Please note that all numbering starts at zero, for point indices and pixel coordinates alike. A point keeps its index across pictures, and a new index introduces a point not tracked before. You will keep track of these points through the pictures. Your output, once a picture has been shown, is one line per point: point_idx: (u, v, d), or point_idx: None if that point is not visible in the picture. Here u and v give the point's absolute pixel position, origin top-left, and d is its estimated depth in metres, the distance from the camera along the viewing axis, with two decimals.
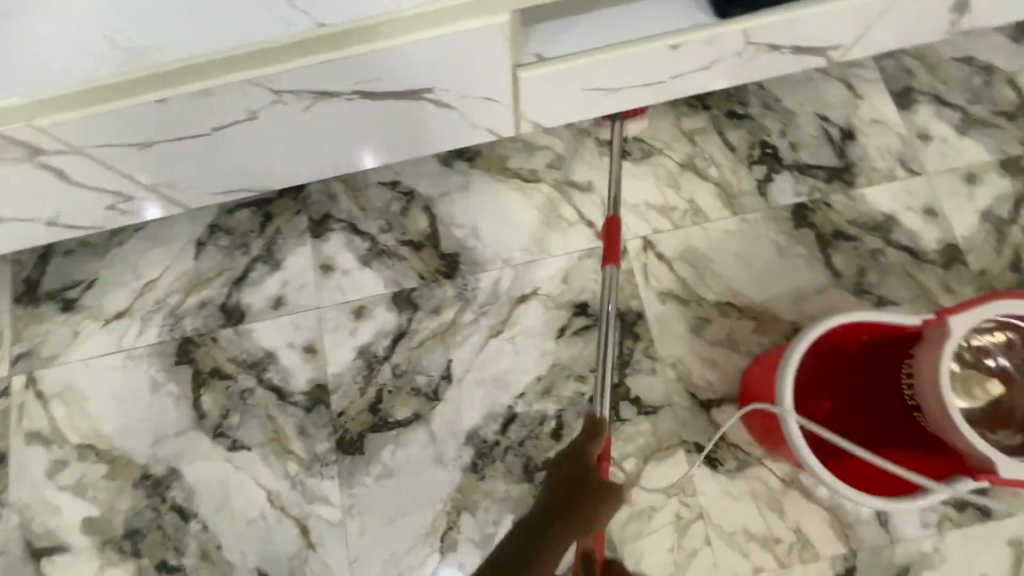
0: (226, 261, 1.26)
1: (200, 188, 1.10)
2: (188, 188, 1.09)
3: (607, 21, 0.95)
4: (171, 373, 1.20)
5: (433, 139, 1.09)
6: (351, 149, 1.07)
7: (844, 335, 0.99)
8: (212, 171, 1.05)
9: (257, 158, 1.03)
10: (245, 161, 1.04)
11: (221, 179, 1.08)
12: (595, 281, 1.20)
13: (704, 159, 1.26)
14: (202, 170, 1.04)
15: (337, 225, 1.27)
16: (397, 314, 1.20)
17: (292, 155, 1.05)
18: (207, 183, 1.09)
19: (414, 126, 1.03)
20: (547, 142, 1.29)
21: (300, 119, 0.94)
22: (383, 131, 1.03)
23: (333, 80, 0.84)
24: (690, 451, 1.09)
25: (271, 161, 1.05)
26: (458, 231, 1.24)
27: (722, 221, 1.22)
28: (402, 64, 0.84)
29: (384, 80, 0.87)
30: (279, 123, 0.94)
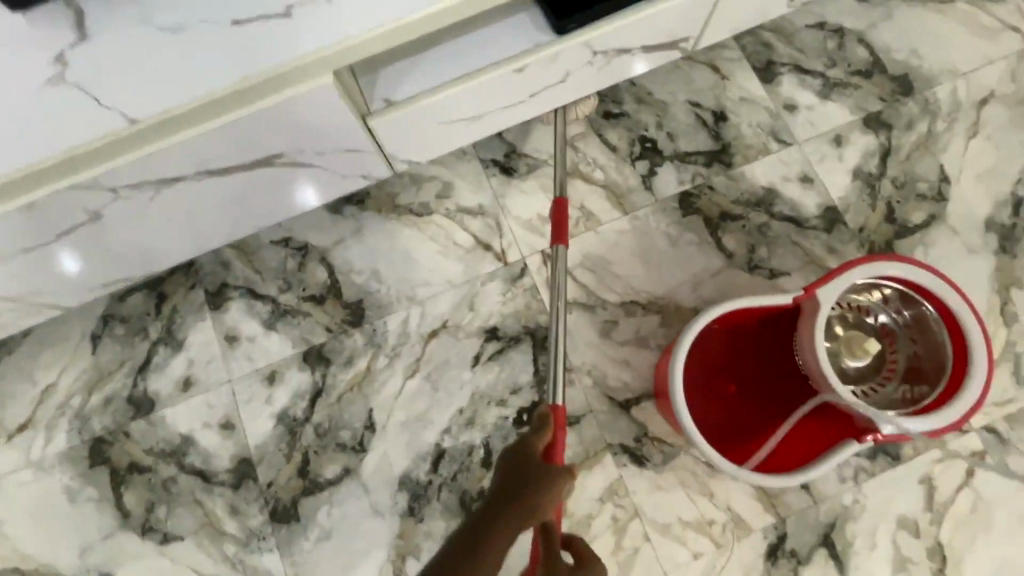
0: (125, 350, 1.21)
1: (78, 290, 1.08)
2: (65, 292, 1.07)
3: (451, 55, 0.96)
4: (87, 477, 1.16)
5: (308, 195, 1.08)
6: (224, 221, 1.06)
7: (735, 321, 1.03)
8: (84, 273, 1.03)
9: (125, 250, 1.01)
10: (115, 255, 1.02)
11: (98, 277, 1.06)
12: (502, 304, 1.20)
13: (588, 163, 1.27)
14: (72, 273, 1.01)
15: (235, 292, 1.24)
16: (310, 373, 1.19)
17: (164, 240, 1.03)
18: (84, 283, 1.06)
19: (280, 188, 1.02)
20: (433, 171, 1.28)
21: (154, 208, 0.92)
22: (250, 199, 1.02)
23: (170, 168, 0.83)
24: (617, 453, 1.12)
25: (145, 249, 1.03)
26: (359, 278, 1.23)
27: (614, 222, 1.24)
28: (237, 140, 0.83)
29: (225, 158, 0.86)
30: (132, 216, 0.92)
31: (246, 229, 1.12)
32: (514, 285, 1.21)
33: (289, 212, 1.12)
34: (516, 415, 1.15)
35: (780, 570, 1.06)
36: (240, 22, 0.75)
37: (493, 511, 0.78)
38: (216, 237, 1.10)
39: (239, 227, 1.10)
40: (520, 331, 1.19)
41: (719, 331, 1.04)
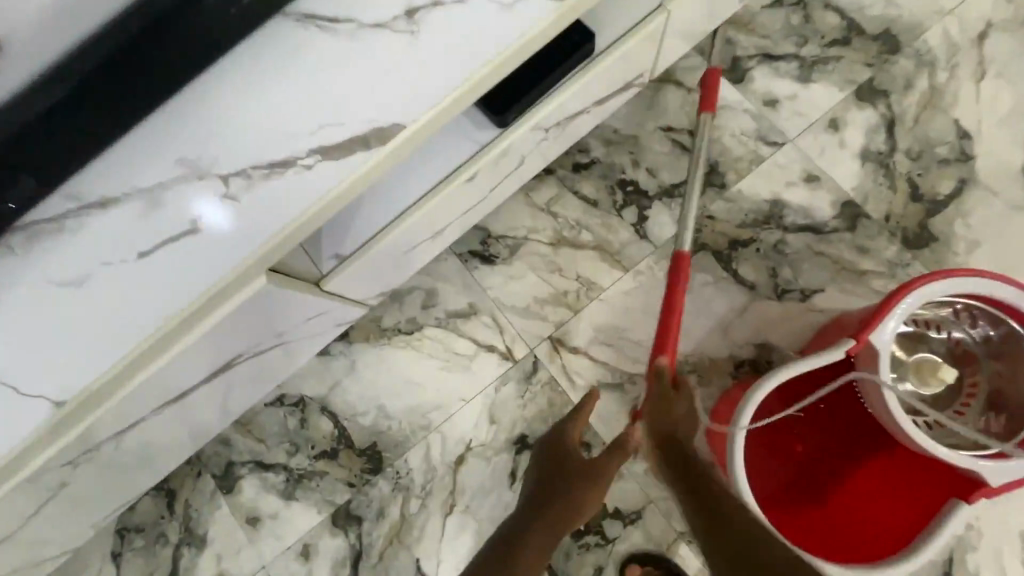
0: (150, 561, 1.14)
1: (77, 525, 1.01)
2: (68, 530, 1.00)
3: (394, 182, 0.86)
4: None
5: (285, 357, 1.01)
6: (205, 410, 0.99)
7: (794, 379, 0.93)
8: (80, 509, 0.96)
9: (117, 474, 0.95)
10: (106, 482, 0.95)
11: (96, 504, 1.00)
12: (523, 407, 1.10)
13: (572, 227, 1.16)
14: (65, 516, 0.95)
15: (243, 468, 1.15)
16: (344, 537, 1.09)
17: (150, 450, 0.97)
18: (83, 515, 1.00)
19: (257, 365, 0.96)
20: (412, 281, 1.18)
21: (125, 445, 0.87)
22: (227, 386, 0.95)
23: (123, 417, 0.77)
24: (693, 541, 1.01)
25: (135, 464, 0.97)
26: (366, 419, 1.13)
27: (617, 284, 1.12)
28: (185, 363, 0.77)
29: (184, 378, 0.80)
30: (102, 462, 0.87)
31: (233, 401, 1.05)
32: (530, 383, 1.10)
33: (272, 371, 1.04)
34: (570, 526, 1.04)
35: None
36: (145, 254, 0.64)
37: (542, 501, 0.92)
38: (207, 422, 1.03)
39: (226, 403, 1.04)
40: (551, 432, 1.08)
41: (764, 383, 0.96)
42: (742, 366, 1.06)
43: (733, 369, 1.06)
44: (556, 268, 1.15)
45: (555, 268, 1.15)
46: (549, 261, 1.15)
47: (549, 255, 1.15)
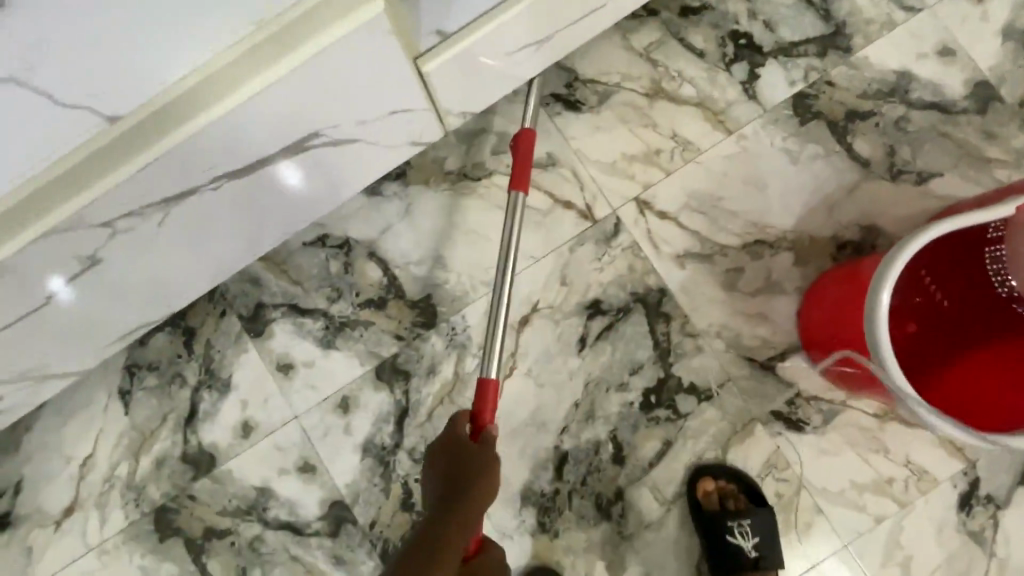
0: (165, 401, 1.02)
1: (78, 356, 0.85)
2: (67, 359, 0.84)
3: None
4: (161, 553, 0.99)
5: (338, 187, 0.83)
6: (237, 238, 0.81)
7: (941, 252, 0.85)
8: (80, 328, 0.80)
9: (134, 295, 0.79)
10: (119, 301, 0.78)
11: (104, 332, 0.84)
12: (600, 270, 0.99)
13: (672, 79, 1.02)
14: (66, 330, 0.78)
15: (275, 311, 1.02)
16: (389, 392, 1.00)
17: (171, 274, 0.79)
18: (87, 343, 0.84)
19: (311, 182, 0.78)
20: (483, 122, 1.03)
21: (164, 239, 0.70)
22: (272, 203, 0.77)
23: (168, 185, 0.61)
24: (769, 422, 0.95)
25: (149, 289, 0.80)
26: (421, 269, 1.01)
27: (717, 147, 1.00)
28: (260, 117, 0.60)
29: (249, 147, 0.63)
30: (135, 257, 0.70)
31: (266, 240, 0.86)
32: (610, 246, 0.99)
33: (318, 208, 0.86)
34: (641, 399, 0.97)
35: (978, 519, 0.92)
36: None
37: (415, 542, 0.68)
38: (236, 258, 0.85)
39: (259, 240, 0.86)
40: (628, 300, 0.99)
41: (849, 270, 0.87)
42: (844, 248, 0.97)
43: (835, 250, 0.98)
44: (649, 122, 1.02)
45: (649, 123, 1.01)
46: (642, 114, 1.02)
47: (642, 109, 1.02)
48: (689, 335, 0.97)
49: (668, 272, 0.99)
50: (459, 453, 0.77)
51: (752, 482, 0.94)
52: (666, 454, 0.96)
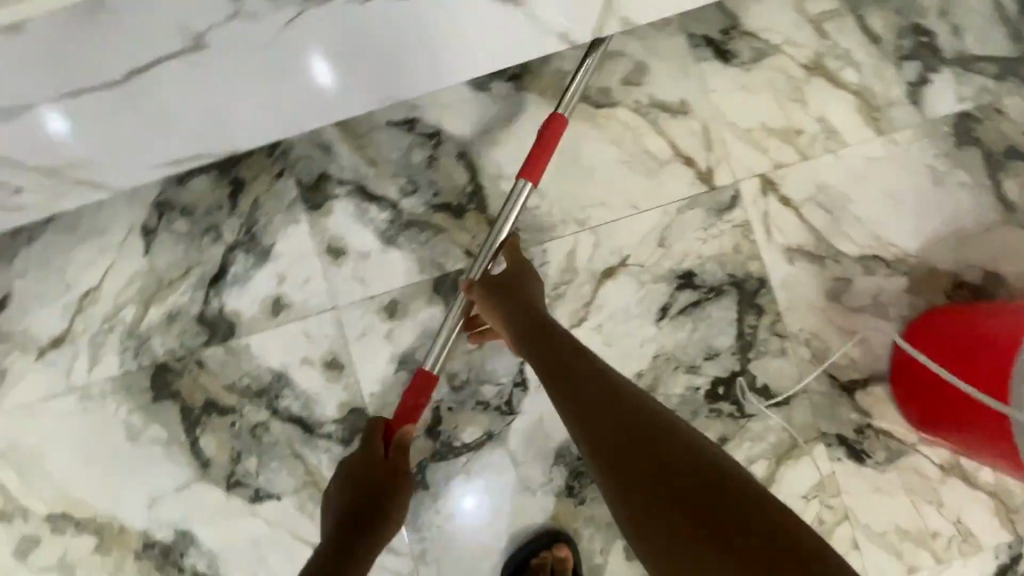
0: (192, 252, 0.90)
1: (120, 163, 0.72)
2: (106, 163, 0.71)
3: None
4: (152, 414, 0.89)
5: (445, 57, 0.74)
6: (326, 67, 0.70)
7: None
8: (134, 119, 0.67)
9: (201, 91, 0.67)
10: (183, 93, 0.66)
11: (152, 140, 0.71)
12: (703, 241, 0.90)
13: (838, 57, 0.91)
14: (116, 113, 0.66)
15: (340, 188, 0.90)
16: (443, 309, 0.90)
17: (247, 80, 0.68)
18: (133, 149, 0.71)
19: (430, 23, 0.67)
20: (620, 45, 0.91)
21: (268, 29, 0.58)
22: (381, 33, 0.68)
23: None
24: (832, 445, 0.89)
25: (219, 98, 0.68)
26: (512, 186, 0.90)
27: (863, 145, 0.91)
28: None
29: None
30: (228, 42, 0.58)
31: (351, 94, 0.75)
32: (720, 219, 0.90)
33: (420, 75, 0.75)
34: (708, 387, 0.89)
35: None
36: None
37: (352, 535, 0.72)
38: (316, 99, 0.74)
39: (349, 87, 0.74)
40: (723, 281, 0.90)
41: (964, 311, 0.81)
42: (961, 288, 0.90)
43: (951, 288, 0.90)
44: (799, 98, 0.91)
45: (799, 98, 0.91)
46: (794, 87, 0.91)
47: (797, 81, 0.91)
48: (777, 335, 0.90)
49: (773, 263, 0.90)
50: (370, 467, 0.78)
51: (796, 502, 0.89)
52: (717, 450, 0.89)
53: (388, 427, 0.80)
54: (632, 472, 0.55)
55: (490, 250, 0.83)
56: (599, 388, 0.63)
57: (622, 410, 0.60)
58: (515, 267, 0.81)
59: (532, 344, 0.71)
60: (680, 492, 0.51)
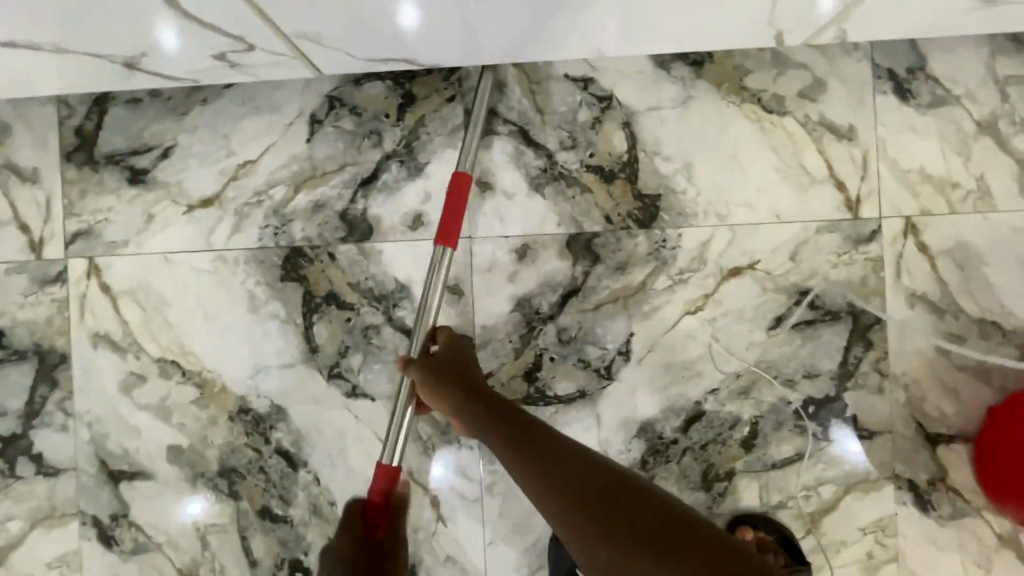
0: (350, 150, 0.94)
1: (347, 51, 0.77)
2: (337, 48, 0.75)
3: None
4: (276, 291, 0.94)
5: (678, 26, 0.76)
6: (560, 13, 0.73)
7: None
8: (385, 22, 0.71)
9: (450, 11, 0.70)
10: (437, 6, 0.69)
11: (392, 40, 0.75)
12: (833, 265, 0.92)
13: (1012, 123, 0.92)
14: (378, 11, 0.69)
15: (502, 126, 0.93)
16: (570, 264, 0.93)
17: (496, 11, 0.71)
18: (365, 42, 0.75)
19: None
20: (805, 58, 0.93)
21: None
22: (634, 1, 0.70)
23: None
24: (902, 489, 0.92)
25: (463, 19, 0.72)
26: (664, 166, 0.93)
27: (1013, 214, 0.92)
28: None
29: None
30: None
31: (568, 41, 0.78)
32: (856, 248, 0.92)
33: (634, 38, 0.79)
34: (800, 404, 0.92)
35: None
36: None
37: None
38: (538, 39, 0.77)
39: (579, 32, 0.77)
40: (842, 307, 0.92)
41: None
42: None
43: None
44: (964, 152, 0.92)
45: (964, 153, 0.92)
46: (962, 141, 0.92)
47: (966, 136, 0.92)
48: (878, 372, 0.92)
49: (894, 303, 0.92)
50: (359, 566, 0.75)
51: (854, 532, 0.92)
52: (792, 463, 0.92)
53: (366, 519, 0.79)
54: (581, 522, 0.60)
55: (423, 326, 0.84)
56: (545, 454, 0.68)
57: (572, 469, 0.65)
58: (452, 346, 0.83)
59: (479, 416, 0.75)
60: (637, 538, 0.56)
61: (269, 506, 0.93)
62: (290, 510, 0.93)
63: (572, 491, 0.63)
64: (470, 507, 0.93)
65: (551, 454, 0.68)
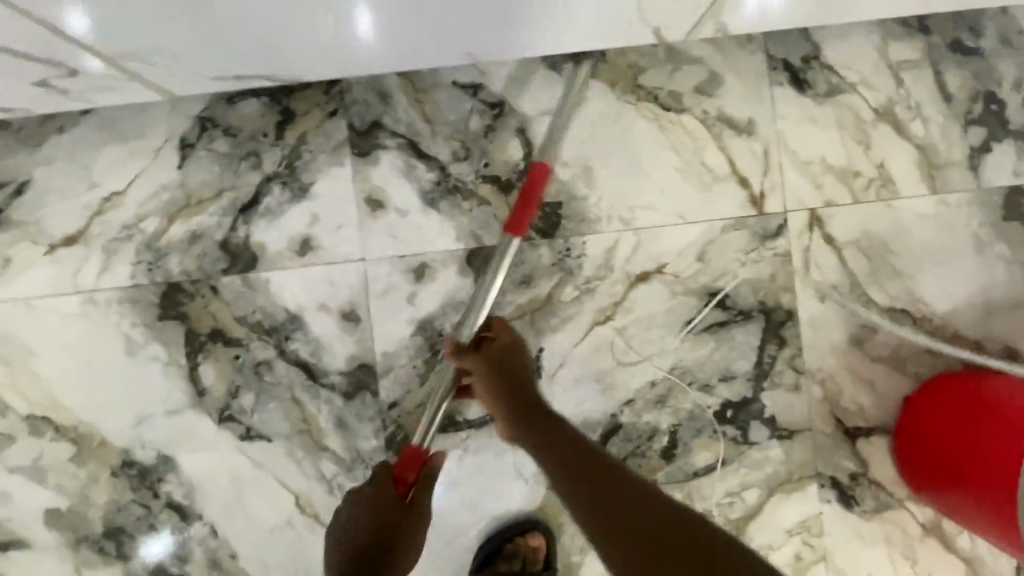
0: (226, 174, 0.87)
1: (189, 68, 0.70)
2: (172, 64, 0.69)
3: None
4: (155, 332, 0.86)
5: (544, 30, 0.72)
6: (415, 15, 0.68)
7: None
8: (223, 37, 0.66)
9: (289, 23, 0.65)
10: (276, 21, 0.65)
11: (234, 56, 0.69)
12: (741, 264, 0.90)
13: (909, 108, 0.91)
14: (203, 16, 0.63)
15: (391, 139, 0.88)
16: (472, 281, 0.88)
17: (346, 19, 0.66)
18: (210, 58, 0.69)
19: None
20: (699, 52, 0.90)
21: None
22: None
23: None
24: (824, 486, 0.90)
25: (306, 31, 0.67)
26: (563, 172, 0.89)
27: (915, 200, 0.91)
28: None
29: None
30: None
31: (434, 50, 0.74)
32: (763, 245, 0.90)
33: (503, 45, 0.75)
34: (718, 409, 0.89)
35: None
36: None
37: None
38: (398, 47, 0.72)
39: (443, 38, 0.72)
40: (754, 306, 0.90)
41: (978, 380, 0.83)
42: (980, 357, 0.91)
43: (968, 356, 0.92)
44: (863, 140, 0.91)
45: (863, 141, 0.91)
46: (860, 129, 0.91)
47: (864, 123, 0.91)
48: (794, 370, 0.90)
49: (805, 298, 0.90)
50: (365, 528, 0.77)
51: (780, 534, 0.90)
52: (715, 470, 0.89)
53: (389, 488, 0.78)
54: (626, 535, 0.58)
55: (472, 324, 0.82)
56: (586, 458, 0.68)
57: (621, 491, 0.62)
58: (511, 346, 0.81)
59: (535, 431, 0.73)
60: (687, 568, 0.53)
61: (163, 565, 0.86)
62: (187, 568, 0.86)
63: (596, 493, 0.63)
64: (446, 505, 0.88)
65: (575, 452, 0.69)
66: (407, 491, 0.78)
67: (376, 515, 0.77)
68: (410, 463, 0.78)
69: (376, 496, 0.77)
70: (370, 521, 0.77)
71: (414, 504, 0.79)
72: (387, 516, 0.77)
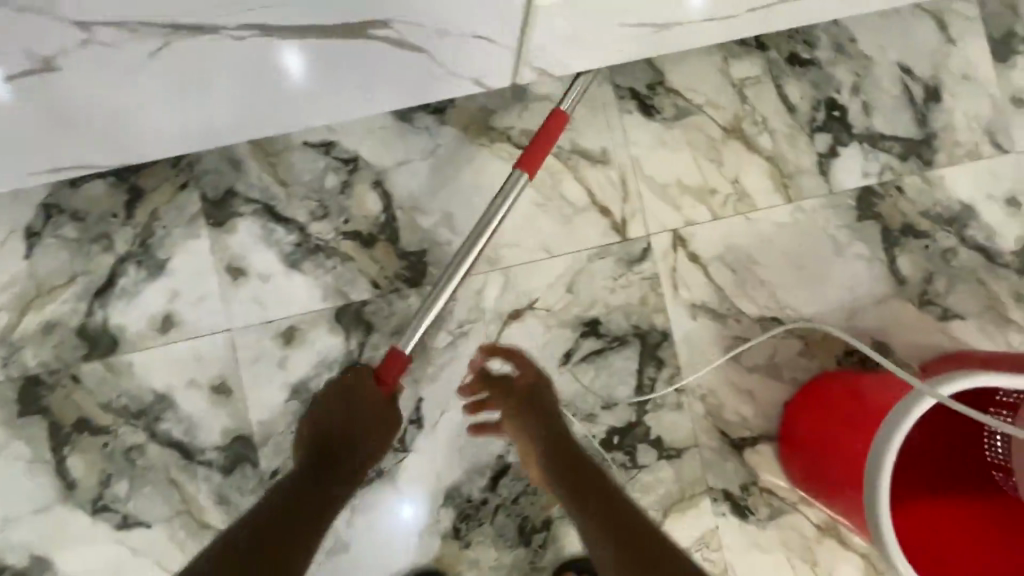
0: (77, 260, 0.85)
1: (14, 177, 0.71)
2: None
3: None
4: (16, 430, 0.83)
5: (360, 104, 0.74)
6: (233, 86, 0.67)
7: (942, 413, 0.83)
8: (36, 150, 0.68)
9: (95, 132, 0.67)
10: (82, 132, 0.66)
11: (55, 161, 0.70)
12: (610, 291, 0.91)
13: (755, 123, 0.94)
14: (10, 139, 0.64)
15: (245, 205, 0.87)
16: (343, 339, 0.87)
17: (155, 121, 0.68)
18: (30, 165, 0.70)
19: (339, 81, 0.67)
20: (547, 89, 0.91)
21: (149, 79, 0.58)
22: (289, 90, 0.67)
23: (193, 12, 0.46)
24: (718, 500, 0.91)
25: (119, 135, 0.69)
26: (424, 220, 0.89)
27: (771, 210, 0.94)
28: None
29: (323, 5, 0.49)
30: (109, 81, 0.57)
31: (266, 122, 0.73)
32: (630, 270, 0.91)
33: (335, 109, 0.74)
34: (604, 437, 0.90)
35: None
36: None
37: (311, 470, 0.72)
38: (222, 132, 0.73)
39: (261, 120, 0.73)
40: (628, 331, 0.91)
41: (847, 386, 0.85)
42: (852, 355, 0.93)
43: (841, 355, 0.94)
44: (715, 158, 0.93)
45: (715, 159, 0.93)
46: (711, 148, 0.93)
47: (714, 142, 0.93)
48: (674, 389, 0.91)
49: (677, 317, 0.92)
50: (347, 416, 0.77)
51: None
52: None
53: (366, 388, 0.78)
54: (605, 537, 0.66)
55: (476, 244, 0.79)
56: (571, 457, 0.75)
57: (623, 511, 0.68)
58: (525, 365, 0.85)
59: (535, 425, 0.79)
60: None
61: None
62: None
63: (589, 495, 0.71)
64: (351, 562, 0.86)
65: (576, 456, 0.75)
66: (390, 395, 0.78)
67: (345, 411, 0.77)
68: (390, 375, 0.77)
69: (352, 388, 0.78)
70: (333, 414, 0.77)
71: (384, 401, 0.78)
72: (357, 422, 0.77)
